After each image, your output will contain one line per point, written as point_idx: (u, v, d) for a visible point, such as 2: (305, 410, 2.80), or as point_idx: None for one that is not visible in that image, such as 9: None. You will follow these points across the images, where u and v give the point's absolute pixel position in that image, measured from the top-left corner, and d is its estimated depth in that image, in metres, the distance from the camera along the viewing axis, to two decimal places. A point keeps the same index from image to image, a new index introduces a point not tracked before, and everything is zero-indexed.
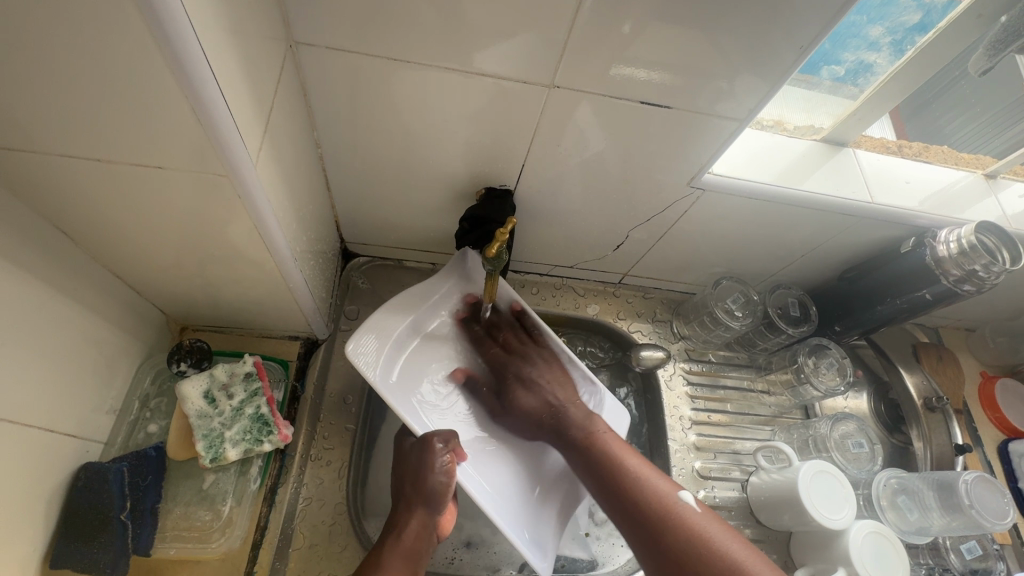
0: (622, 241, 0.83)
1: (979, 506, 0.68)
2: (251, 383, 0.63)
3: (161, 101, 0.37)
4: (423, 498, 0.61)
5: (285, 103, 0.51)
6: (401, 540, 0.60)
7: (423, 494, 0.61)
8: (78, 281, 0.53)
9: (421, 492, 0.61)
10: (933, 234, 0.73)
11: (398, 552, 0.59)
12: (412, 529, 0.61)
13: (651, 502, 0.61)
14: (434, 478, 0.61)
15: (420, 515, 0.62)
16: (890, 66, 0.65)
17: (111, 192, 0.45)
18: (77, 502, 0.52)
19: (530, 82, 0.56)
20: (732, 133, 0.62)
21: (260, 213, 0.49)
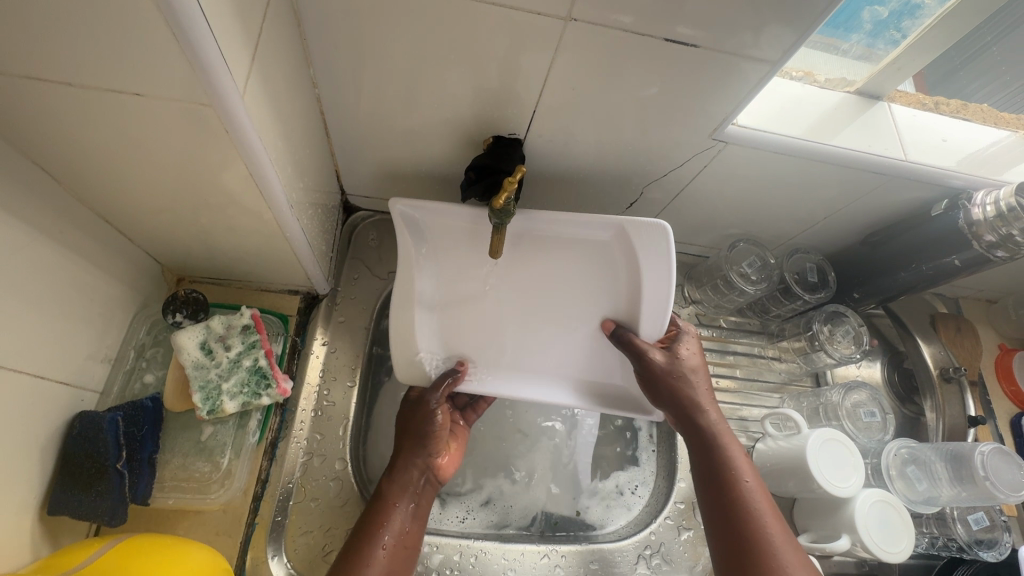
0: (635, 200, 0.79)
1: (994, 478, 0.66)
2: (248, 336, 0.61)
3: (130, 12, 0.33)
4: (412, 441, 0.65)
5: (275, 30, 0.46)
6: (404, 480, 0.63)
7: (415, 436, 0.65)
8: (65, 224, 0.50)
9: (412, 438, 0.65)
10: (969, 196, 0.69)
11: (404, 490, 0.62)
12: (415, 470, 0.64)
13: (752, 508, 0.56)
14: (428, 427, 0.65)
15: (419, 462, 0.64)
16: (939, 8, 0.58)
17: (88, 124, 0.42)
18: (73, 450, 0.51)
19: (543, 15, 0.50)
20: (763, 77, 0.56)
21: (251, 153, 0.45)
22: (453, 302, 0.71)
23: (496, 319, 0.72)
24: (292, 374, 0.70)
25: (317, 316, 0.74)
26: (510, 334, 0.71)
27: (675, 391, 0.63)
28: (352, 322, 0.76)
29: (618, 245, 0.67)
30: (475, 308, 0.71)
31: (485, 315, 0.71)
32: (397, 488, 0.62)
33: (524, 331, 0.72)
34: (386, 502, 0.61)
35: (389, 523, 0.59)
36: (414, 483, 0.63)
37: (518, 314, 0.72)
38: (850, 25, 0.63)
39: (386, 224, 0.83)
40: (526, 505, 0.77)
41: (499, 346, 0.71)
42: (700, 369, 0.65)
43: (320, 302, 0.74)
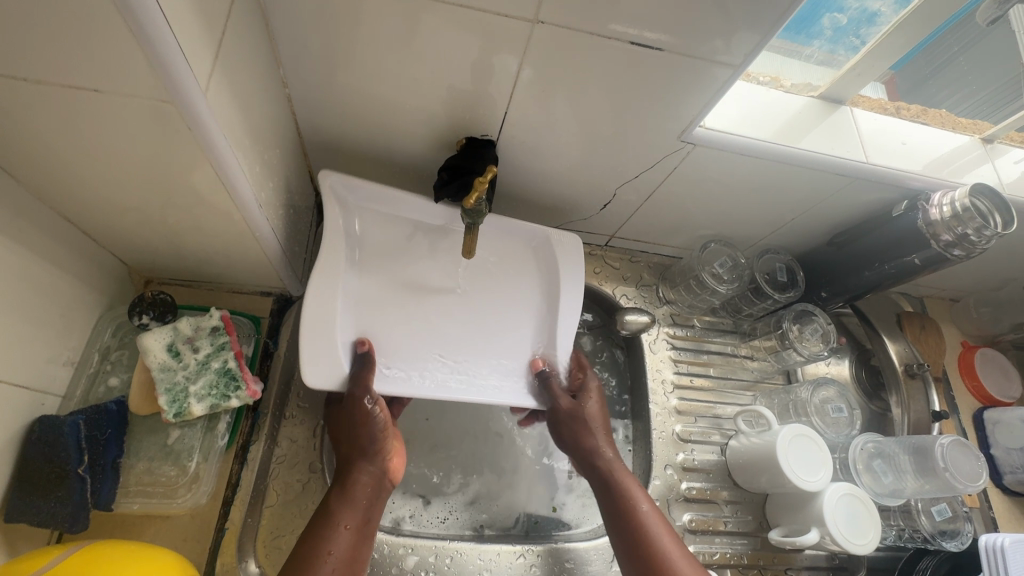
0: (609, 201, 0.80)
1: (953, 470, 0.68)
2: (217, 338, 0.61)
3: (82, 6, 0.32)
4: (358, 449, 0.62)
5: (240, 29, 0.46)
6: (349, 491, 0.60)
7: (360, 443, 0.62)
8: (24, 224, 0.49)
9: (354, 446, 0.62)
10: (927, 197, 0.72)
11: (352, 505, 0.60)
12: (363, 481, 0.61)
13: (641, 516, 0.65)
14: (369, 431, 0.61)
15: (365, 468, 0.62)
16: (895, 16, 0.61)
17: (46, 120, 0.41)
18: (31, 455, 0.49)
19: (511, 17, 0.51)
20: (727, 80, 0.58)
21: (214, 150, 0.45)
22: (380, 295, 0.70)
23: (422, 319, 0.70)
24: (264, 376, 0.68)
25: (290, 317, 0.73)
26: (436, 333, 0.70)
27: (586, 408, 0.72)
28: None
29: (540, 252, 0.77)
30: (393, 305, 0.70)
31: (412, 314, 0.70)
32: (347, 505, 0.59)
33: (458, 331, 0.71)
34: (334, 519, 0.58)
35: (335, 541, 0.57)
36: (362, 494, 0.60)
37: (453, 312, 0.72)
38: (811, 30, 0.65)
39: None
40: (510, 504, 0.77)
41: (427, 344, 0.69)
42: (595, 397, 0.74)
43: (294, 304, 0.74)
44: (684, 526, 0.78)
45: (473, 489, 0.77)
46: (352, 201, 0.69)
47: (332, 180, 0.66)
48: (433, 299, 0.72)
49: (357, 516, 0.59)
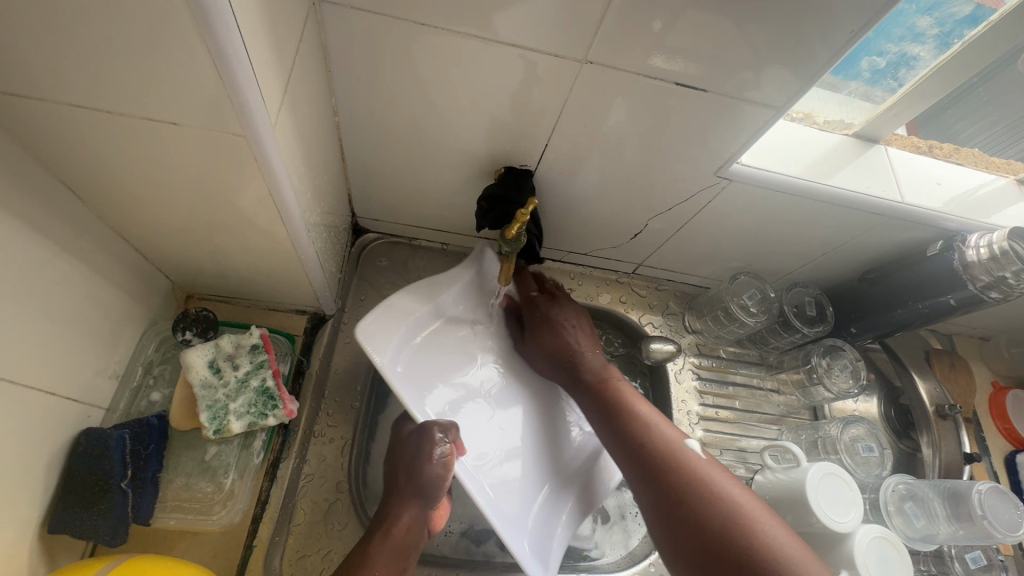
0: (639, 231, 0.81)
1: (992, 518, 0.67)
2: (256, 356, 0.62)
3: (178, 49, 0.34)
4: (416, 489, 0.60)
5: (305, 63, 0.48)
6: (389, 535, 0.58)
7: (417, 484, 0.60)
8: (85, 241, 0.51)
9: (415, 483, 0.60)
10: (963, 238, 0.71)
11: (388, 549, 0.57)
12: (402, 523, 0.59)
13: (657, 444, 0.60)
14: (430, 470, 0.58)
15: (413, 508, 0.60)
16: (933, 60, 0.62)
17: (120, 146, 0.43)
18: (77, 466, 0.50)
19: (562, 56, 0.53)
20: (767, 120, 0.59)
21: (275, 179, 0.46)
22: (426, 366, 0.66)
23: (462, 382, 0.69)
24: (298, 393, 0.69)
25: (323, 334, 0.74)
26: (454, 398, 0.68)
27: (546, 335, 0.72)
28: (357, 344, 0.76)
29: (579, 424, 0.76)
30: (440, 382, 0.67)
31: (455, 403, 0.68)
32: (383, 546, 0.57)
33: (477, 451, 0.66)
34: (367, 565, 0.55)
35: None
36: (397, 538, 0.58)
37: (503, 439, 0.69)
38: (849, 72, 0.65)
39: (394, 246, 0.85)
40: None
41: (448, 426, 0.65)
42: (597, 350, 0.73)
43: (326, 323, 0.75)
44: None
45: None
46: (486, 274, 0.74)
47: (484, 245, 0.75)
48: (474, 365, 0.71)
49: (389, 567, 0.56)
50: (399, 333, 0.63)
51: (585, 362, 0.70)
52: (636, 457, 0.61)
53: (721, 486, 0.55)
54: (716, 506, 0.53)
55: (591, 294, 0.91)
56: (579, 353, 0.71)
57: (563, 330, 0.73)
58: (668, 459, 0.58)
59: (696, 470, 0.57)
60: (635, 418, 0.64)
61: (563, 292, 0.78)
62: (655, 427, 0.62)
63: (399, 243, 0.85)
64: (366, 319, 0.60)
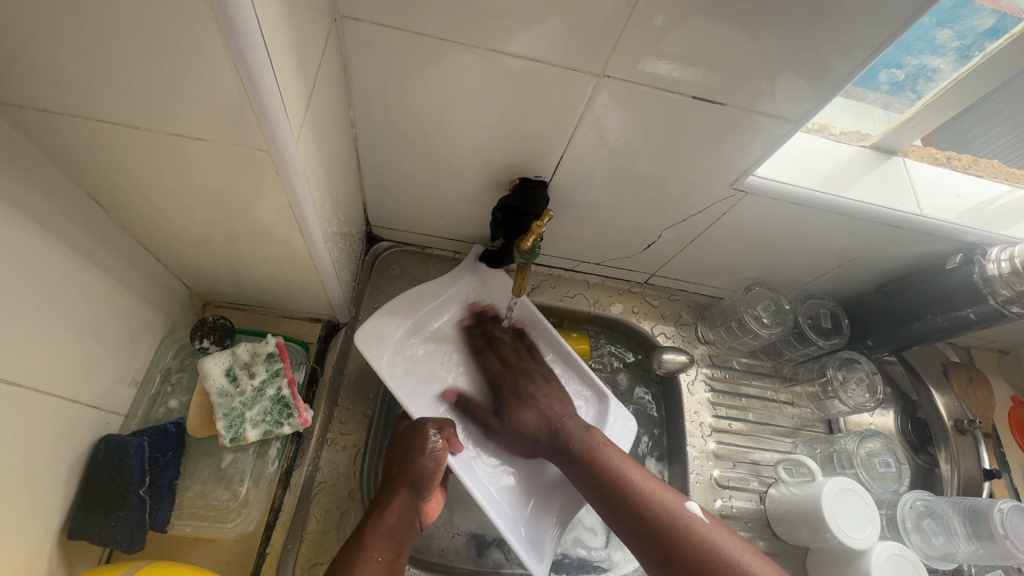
0: (653, 241, 0.81)
1: (1014, 538, 0.65)
2: (272, 364, 0.62)
3: (205, 68, 0.35)
4: (410, 479, 0.62)
5: (326, 78, 0.49)
6: (382, 519, 0.60)
7: (410, 476, 0.62)
8: (108, 251, 0.52)
9: (409, 474, 0.62)
10: (983, 251, 0.70)
11: (382, 536, 0.59)
12: (393, 510, 0.61)
13: (658, 517, 0.61)
14: (422, 461, 0.61)
15: (404, 496, 0.62)
16: (953, 74, 0.61)
17: (145, 160, 0.44)
18: (96, 474, 0.51)
19: (578, 70, 0.54)
20: (783, 134, 0.59)
21: (296, 192, 0.47)
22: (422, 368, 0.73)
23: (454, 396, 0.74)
24: (311, 400, 0.70)
25: (336, 344, 0.74)
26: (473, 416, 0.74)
27: (517, 424, 0.72)
28: (370, 352, 0.77)
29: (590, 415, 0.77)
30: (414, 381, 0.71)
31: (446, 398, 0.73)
32: (378, 534, 0.59)
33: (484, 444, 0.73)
34: (363, 550, 0.57)
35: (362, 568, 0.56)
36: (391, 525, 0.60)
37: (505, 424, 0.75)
38: (868, 84, 0.65)
39: (407, 254, 0.85)
40: None
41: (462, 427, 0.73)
42: (576, 414, 0.73)
43: (340, 331, 0.75)
44: None
45: None
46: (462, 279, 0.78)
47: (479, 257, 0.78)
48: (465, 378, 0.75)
49: (384, 548, 0.59)
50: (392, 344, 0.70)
51: (568, 431, 0.70)
52: (643, 541, 0.61)
53: (733, 551, 0.57)
54: (649, 508, 0.61)
55: (603, 303, 0.91)
56: (557, 420, 0.72)
57: (536, 404, 0.73)
58: (678, 527, 0.59)
59: (706, 537, 0.58)
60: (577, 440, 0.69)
61: (534, 358, 0.78)
62: (659, 495, 0.63)
63: (412, 251, 0.85)
64: (362, 327, 0.69)
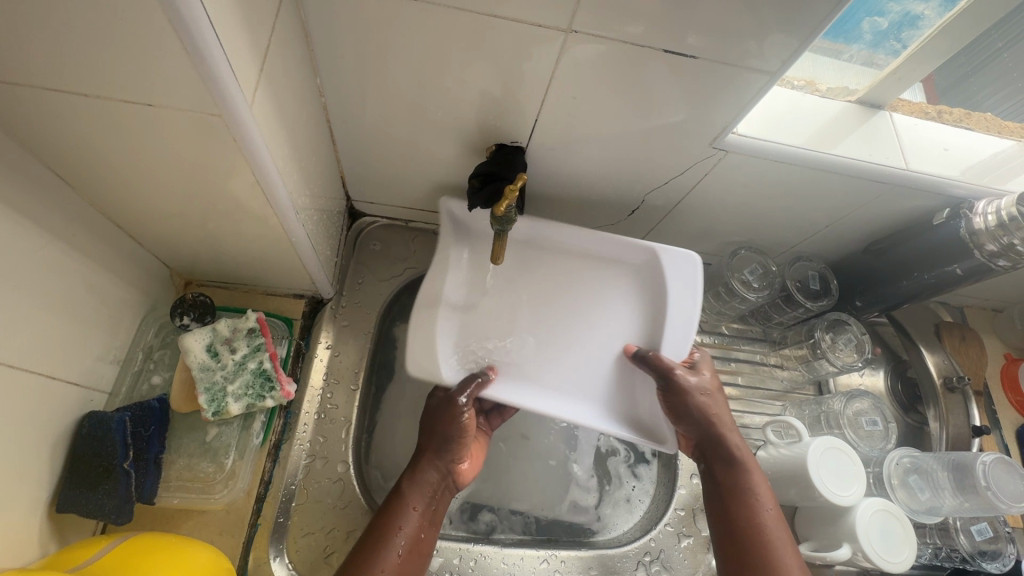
0: (637, 207, 0.80)
1: (995, 489, 0.66)
2: (253, 339, 0.63)
3: (143, 26, 0.34)
4: (436, 444, 0.64)
5: (283, 41, 0.47)
6: (417, 483, 0.61)
7: (437, 439, 0.64)
8: (76, 229, 0.51)
9: (438, 437, 0.64)
10: (970, 204, 0.69)
11: (421, 491, 0.61)
12: (429, 478, 0.62)
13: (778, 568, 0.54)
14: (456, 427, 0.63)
15: (436, 464, 0.63)
16: (939, 19, 0.59)
17: (103, 132, 0.43)
18: (80, 449, 0.52)
19: (544, 26, 0.52)
20: (761, 88, 0.57)
21: (258, 160, 0.46)
22: (478, 331, 0.72)
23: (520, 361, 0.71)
24: (297, 375, 0.71)
25: (321, 319, 0.75)
26: (548, 346, 0.73)
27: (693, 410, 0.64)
28: (356, 327, 0.77)
29: (648, 270, 0.75)
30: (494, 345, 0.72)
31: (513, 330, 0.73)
32: (415, 489, 0.61)
33: (558, 344, 0.73)
34: (403, 503, 0.60)
35: (406, 520, 0.58)
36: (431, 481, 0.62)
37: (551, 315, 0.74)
38: (850, 35, 0.63)
39: (390, 229, 0.85)
40: (532, 512, 0.77)
41: (539, 362, 0.72)
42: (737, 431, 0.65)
43: (324, 307, 0.76)
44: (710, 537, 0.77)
45: (500, 492, 0.77)
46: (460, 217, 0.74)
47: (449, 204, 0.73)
48: (518, 329, 0.73)
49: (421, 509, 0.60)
50: (441, 349, 0.69)
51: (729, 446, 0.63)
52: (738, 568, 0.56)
53: None
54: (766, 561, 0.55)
55: None
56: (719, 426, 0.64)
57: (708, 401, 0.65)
58: None
59: None
60: (728, 460, 0.63)
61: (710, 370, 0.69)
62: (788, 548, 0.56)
63: (395, 225, 0.85)
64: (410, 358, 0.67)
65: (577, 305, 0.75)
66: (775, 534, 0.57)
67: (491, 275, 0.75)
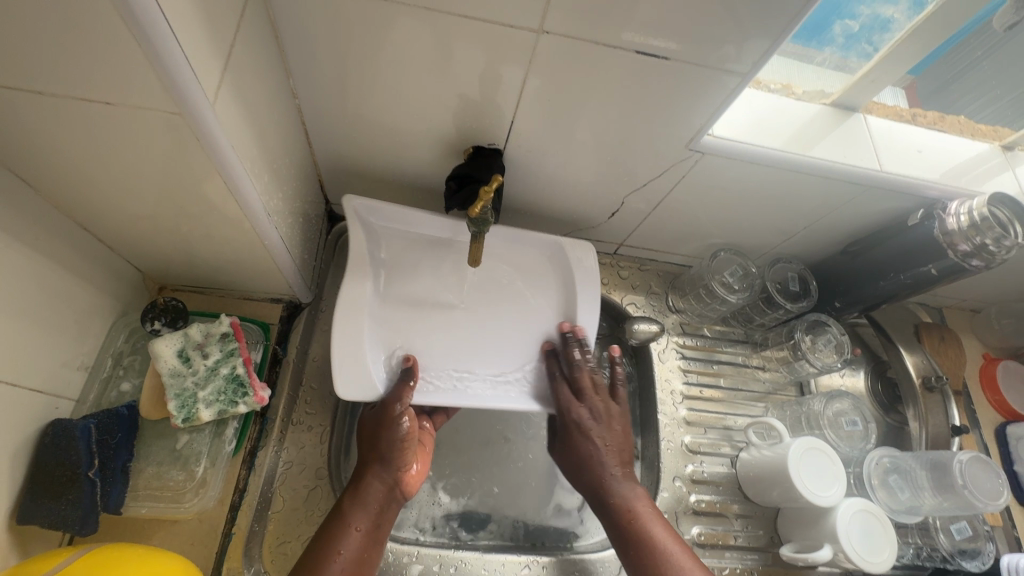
0: (617, 209, 0.80)
1: (972, 487, 0.66)
2: (226, 344, 0.61)
3: (95, 21, 0.33)
4: (379, 454, 0.62)
5: (250, 41, 0.47)
6: (361, 495, 0.60)
7: (380, 451, 0.62)
8: (40, 232, 0.50)
9: (377, 448, 0.62)
10: (943, 205, 0.70)
11: (364, 506, 0.60)
12: (376, 488, 0.61)
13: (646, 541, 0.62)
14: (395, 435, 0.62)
15: (379, 474, 0.62)
16: (908, 22, 0.60)
17: (61, 133, 0.42)
18: (42, 459, 0.50)
19: (517, 28, 0.52)
20: (734, 90, 0.57)
21: (224, 161, 0.45)
22: (400, 332, 0.69)
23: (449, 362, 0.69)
24: (273, 381, 0.69)
25: (299, 323, 0.74)
26: (466, 343, 0.71)
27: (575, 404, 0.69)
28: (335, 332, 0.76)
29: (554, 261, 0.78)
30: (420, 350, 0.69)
31: (431, 332, 0.71)
32: (358, 505, 0.60)
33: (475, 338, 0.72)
34: (345, 519, 0.59)
35: (346, 543, 0.57)
36: (371, 498, 0.61)
37: (462, 312, 0.73)
38: (822, 38, 0.64)
39: None
40: (515, 518, 0.76)
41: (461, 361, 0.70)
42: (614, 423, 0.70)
43: (302, 311, 0.74)
44: (692, 540, 0.77)
45: (483, 498, 0.77)
46: (373, 222, 0.71)
47: (356, 203, 0.69)
48: (433, 318, 0.72)
49: (363, 531, 0.59)
50: (368, 347, 0.65)
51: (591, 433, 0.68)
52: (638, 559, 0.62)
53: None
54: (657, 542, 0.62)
55: None
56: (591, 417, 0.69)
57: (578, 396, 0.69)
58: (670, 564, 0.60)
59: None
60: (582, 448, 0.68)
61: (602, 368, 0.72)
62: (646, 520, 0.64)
63: None
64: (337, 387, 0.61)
65: (480, 295, 0.75)
66: (641, 512, 0.64)
67: (399, 266, 0.72)
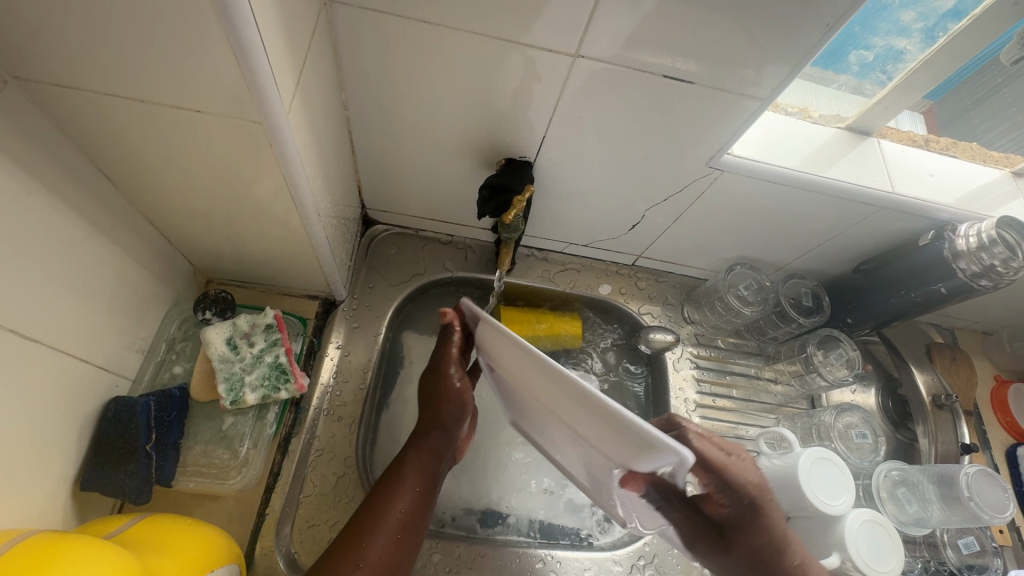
0: (638, 222, 0.83)
1: (978, 499, 0.67)
2: (271, 334, 0.66)
3: (199, 40, 0.38)
4: (439, 419, 0.63)
5: (316, 58, 0.52)
6: (419, 451, 0.62)
7: (440, 414, 0.62)
8: (115, 224, 0.55)
9: (437, 413, 0.63)
10: (953, 227, 0.72)
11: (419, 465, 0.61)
12: (428, 445, 0.62)
13: None
14: (451, 402, 0.62)
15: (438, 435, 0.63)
16: (920, 54, 0.64)
17: (150, 135, 0.47)
18: (105, 431, 0.55)
19: (555, 51, 0.56)
20: (754, 112, 0.61)
21: (290, 166, 0.50)
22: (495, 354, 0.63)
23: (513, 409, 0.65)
24: (309, 372, 0.75)
25: (333, 319, 0.79)
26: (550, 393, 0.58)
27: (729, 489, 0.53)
28: (365, 328, 0.80)
29: None
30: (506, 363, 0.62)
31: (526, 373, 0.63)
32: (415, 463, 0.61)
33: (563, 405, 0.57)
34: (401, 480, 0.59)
35: (402, 499, 0.58)
36: (427, 447, 0.62)
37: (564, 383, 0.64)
38: (838, 66, 0.68)
39: (401, 237, 0.89)
40: (531, 516, 0.79)
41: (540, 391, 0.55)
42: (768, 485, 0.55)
43: (337, 308, 0.80)
44: None
45: (500, 493, 0.79)
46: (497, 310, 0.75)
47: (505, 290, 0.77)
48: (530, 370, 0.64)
49: (415, 485, 0.60)
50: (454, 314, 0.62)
51: (757, 515, 0.54)
52: None
53: None
54: None
55: (592, 285, 0.94)
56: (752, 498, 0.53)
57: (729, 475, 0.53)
58: None
59: None
60: (748, 530, 0.54)
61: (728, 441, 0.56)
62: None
63: (406, 234, 0.89)
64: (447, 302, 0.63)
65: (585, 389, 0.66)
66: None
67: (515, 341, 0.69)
